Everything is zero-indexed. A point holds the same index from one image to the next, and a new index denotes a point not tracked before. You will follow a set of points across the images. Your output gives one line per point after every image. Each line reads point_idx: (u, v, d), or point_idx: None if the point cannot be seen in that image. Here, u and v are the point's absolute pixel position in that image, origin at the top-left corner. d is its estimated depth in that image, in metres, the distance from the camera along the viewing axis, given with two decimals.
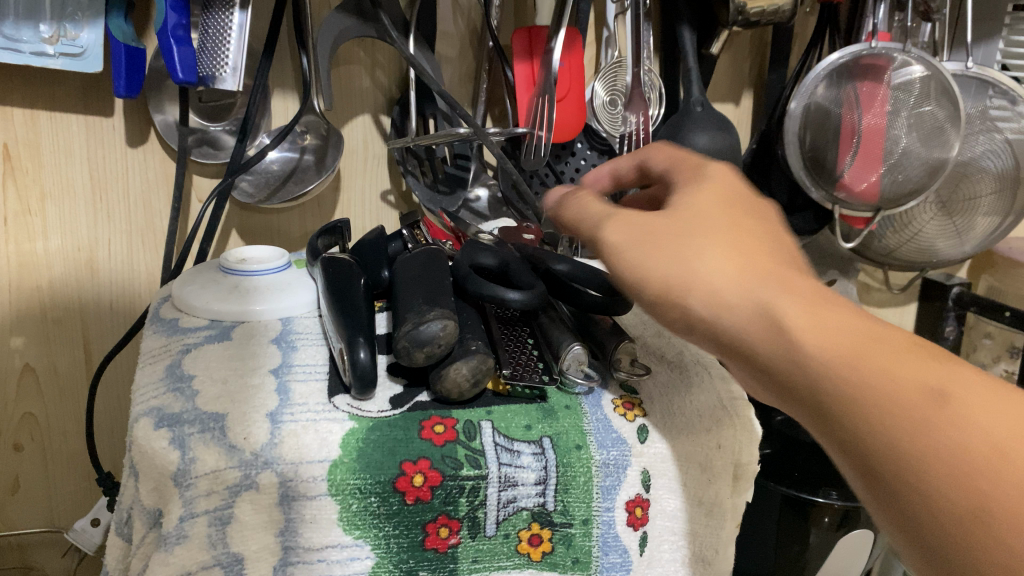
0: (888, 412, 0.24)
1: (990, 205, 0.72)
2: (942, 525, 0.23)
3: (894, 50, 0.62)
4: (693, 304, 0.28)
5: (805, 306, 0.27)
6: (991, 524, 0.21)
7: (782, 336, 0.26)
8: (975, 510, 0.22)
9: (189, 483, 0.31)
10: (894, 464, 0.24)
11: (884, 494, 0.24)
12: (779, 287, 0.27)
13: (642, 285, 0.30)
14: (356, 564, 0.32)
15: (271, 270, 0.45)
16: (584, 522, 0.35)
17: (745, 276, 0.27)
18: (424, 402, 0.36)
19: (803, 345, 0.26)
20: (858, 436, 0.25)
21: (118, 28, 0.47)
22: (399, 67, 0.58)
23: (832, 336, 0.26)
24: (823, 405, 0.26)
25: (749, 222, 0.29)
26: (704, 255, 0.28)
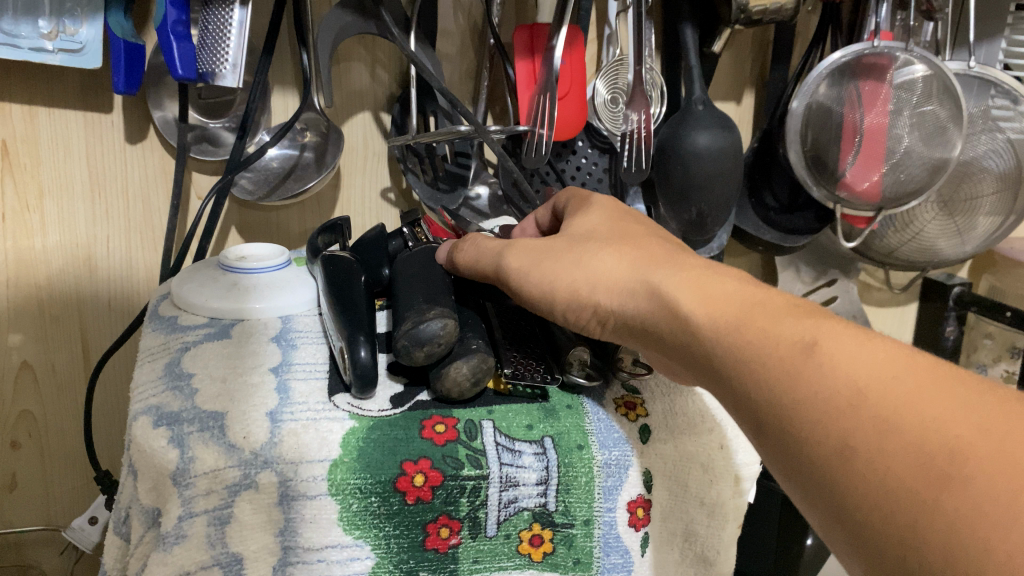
0: (769, 370, 0.27)
1: (991, 205, 0.72)
2: (817, 471, 0.25)
3: (896, 48, 0.62)
4: (603, 298, 0.34)
5: (702, 296, 0.30)
6: (858, 462, 0.23)
7: (684, 324, 0.31)
8: (840, 450, 0.24)
9: (188, 483, 0.30)
10: (780, 417, 0.26)
11: (772, 446, 0.27)
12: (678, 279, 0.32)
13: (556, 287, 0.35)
14: (356, 564, 0.32)
15: (271, 268, 0.45)
16: (586, 523, 0.35)
17: (639, 269, 0.34)
18: (425, 402, 0.35)
19: (703, 329, 0.30)
20: (748, 396, 0.28)
21: (117, 23, 0.47)
22: (400, 64, 0.58)
23: (725, 318, 0.29)
24: (721, 376, 0.29)
25: (624, 227, 0.37)
26: (604, 261, 0.35)
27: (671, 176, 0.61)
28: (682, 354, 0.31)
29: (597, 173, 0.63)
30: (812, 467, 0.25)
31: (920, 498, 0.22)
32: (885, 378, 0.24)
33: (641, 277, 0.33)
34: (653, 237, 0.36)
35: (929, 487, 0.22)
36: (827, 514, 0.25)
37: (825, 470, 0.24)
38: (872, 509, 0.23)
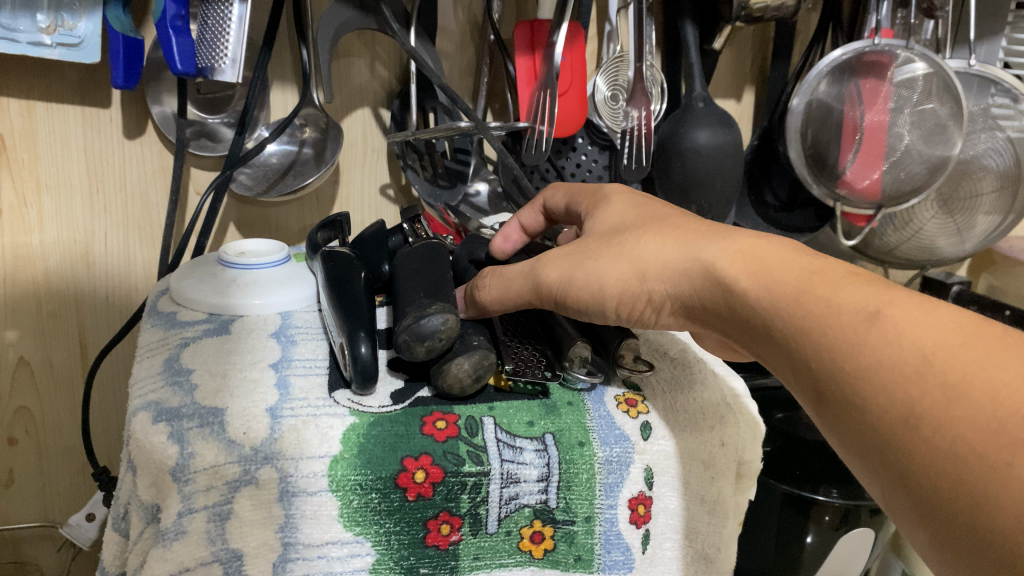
0: (828, 342, 0.27)
1: (991, 203, 0.72)
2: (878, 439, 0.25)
3: (897, 46, 0.61)
4: (650, 279, 0.34)
5: (758, 273, 0.31)
6: (923, 428, 0.24)
7: (743, 302, 0.31)
8: (902, 416, 0.24)
9: (188, 478, 0.30)
10: (843, 384, 0.26)
11: (833, 417, 0.27)
12: (729, 256, 0.32)
13: (596, 276, 0.35)
14: (356, 561, 0.32)
15: (270, 264, 0.45)
16: (587, 520, 0.35)
17: (686, 249, 0.34)
18: (425, 398, 0.35)
19: (764, 306, 0.30)
20: (809, 367, 0.28)
21: (115, 17, 0.46)
22: (399, 59, 0.58)
23: (786, 295, 0.29)
24: (781, 349, 0.29)
25: (651, 215, 0.37)
26: (649, 245, 0.35)
27: (671, 173, 0.61)
28: (742, 330, 0.31)
29: (597, 170, 0.62)
30: (873, 435, 0.25)
31: (994, 465, 0.22)
32: (955, 346, 0.24)
33: (693, 255, 0.33)
34: (694, 221, 0.36)
35: (1002, 452, 0.22)
36: (888, 481, 0.25)
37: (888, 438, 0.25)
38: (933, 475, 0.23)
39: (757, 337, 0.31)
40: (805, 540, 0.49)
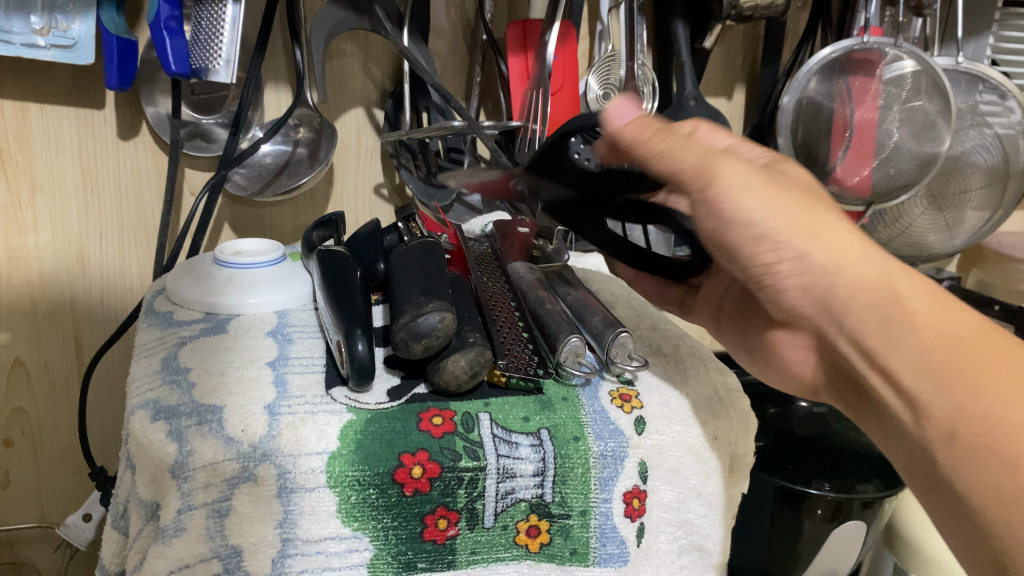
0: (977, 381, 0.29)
1: (979, 199, 0.72)
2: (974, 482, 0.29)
3: (886, 44, 0.62)
4: (810, 255, 0.33)
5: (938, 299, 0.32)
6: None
7: (907, 310, 0.32)
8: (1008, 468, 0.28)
9: (187, 476, 0.31)
10: (994, 434, 0.29)
11: (966, 458, 0.30)
12: (917, 285, 0.32)
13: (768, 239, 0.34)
14: (355, 556, 0.32)
15: (266, 263, 0.45)
16: (582, 514, 0.35)
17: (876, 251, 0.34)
18: (421, 395, 0.36)
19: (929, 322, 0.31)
20: (959, 409, 0.30)
21: (109, 18, 0.47)
22: (392, 59, 0.58)
23: (952, 330, 0.31)
24: (931, 380, 0.31)
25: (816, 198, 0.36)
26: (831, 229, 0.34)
27: None
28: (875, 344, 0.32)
29: None
30: (1003, 484, 0.28)
31: None
32: None
33: (885, 276, 0.33)
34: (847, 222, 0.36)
35: None
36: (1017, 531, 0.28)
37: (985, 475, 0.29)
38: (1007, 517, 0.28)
39: (888, 342, 0.32)
40: (797, 534, 0.50)
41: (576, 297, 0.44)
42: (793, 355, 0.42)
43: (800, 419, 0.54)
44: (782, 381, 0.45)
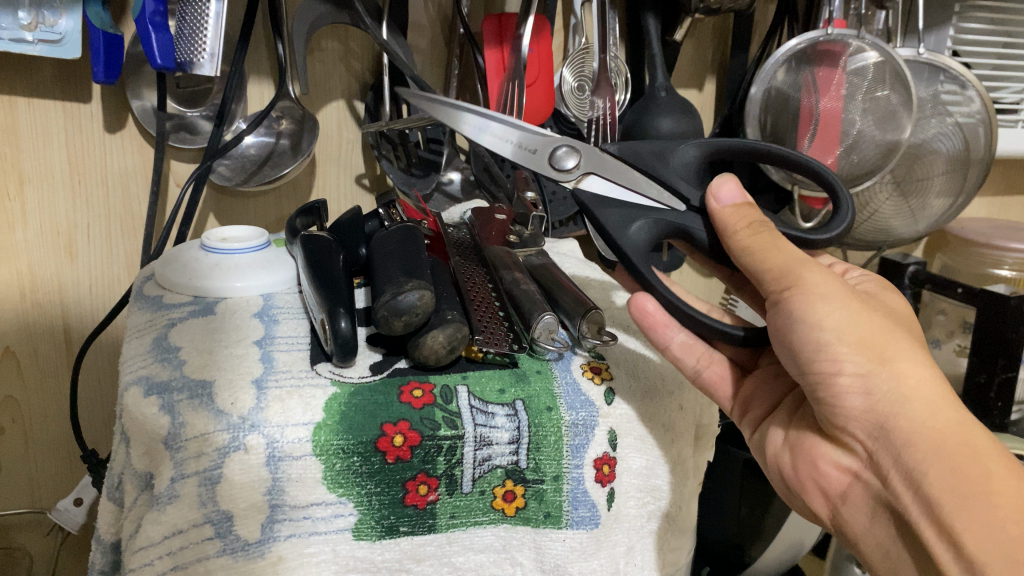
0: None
1: (941, 185, 0.75)
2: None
3: (849, 36, 0.64)
4: (872, 376, 0.33)
5: (1016, 473, 0.31)
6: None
7: (984, 470, 0.30)
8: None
9: (179, 446, 0.32)
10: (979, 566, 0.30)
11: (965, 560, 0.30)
12: (987, 442, 0.32)
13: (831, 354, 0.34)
14: (339, 520, 0.34)
15: (250, 249, 0.47)
16: (555, 479, 0.37)
17: (946, 397, 0.32)
18: (402, 369, 0.38)
19: (1004, 490, 0.30)
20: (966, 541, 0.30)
21: (97, 15, 0.48)
22: (373, 52, 0.60)
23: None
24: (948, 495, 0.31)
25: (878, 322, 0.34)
26: (905, 362, 0.33)
27: None
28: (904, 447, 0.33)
29: None
30: None
31: None
32: None
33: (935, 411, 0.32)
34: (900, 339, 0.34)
35: None
36: None
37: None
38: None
39: (956, 498, 0.31)
40: (765, 507, 0.52)
41: (550, 278, 0.46)
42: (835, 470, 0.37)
43: None
44: (806, 493, 0.39)
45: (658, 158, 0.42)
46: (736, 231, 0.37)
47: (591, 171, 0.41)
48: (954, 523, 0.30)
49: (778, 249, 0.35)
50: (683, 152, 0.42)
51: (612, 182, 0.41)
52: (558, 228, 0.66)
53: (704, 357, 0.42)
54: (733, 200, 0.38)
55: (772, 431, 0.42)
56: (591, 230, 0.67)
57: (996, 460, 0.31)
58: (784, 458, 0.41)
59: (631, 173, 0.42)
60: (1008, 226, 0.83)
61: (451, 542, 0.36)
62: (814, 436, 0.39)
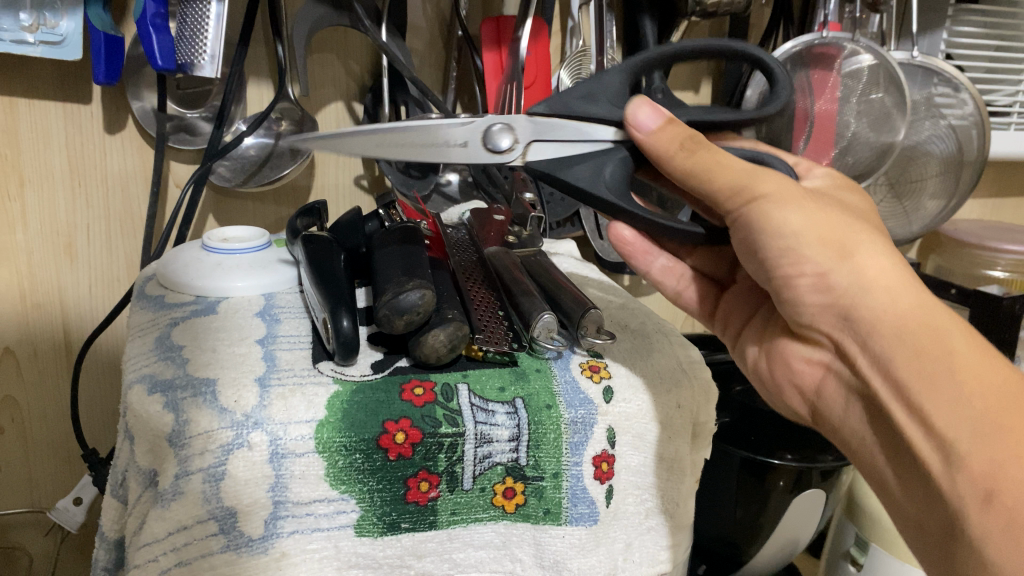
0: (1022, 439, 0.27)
1: (936, 186, 0.76)
2: (1007, 550, 0.26)
3: (844, 39, 0.65)
4: (833, 275, 0.33)
5: (982, 352, 0.29)
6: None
7: (945, 349, 0.29)
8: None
9: (184, 443, 0.32)
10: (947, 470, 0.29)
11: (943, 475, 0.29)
12: (950, 320, 0.30)
13: (797, 256, 0.34)
14: (342, 517, 0.34)
15: (251, 249, 0.47)
16: (555, 476, 0.38)
17: (908, 284, 0.31)
18: (404, 367, 0.38)
19: (968, 368, 0.29)
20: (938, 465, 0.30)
21: (97, 16, 0.49)
22: (371, 54, 0.60)
23: (991, 378, 0.28)
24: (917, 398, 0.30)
25: (836, 225, 0.33)
26: (866, 254, 0.32)
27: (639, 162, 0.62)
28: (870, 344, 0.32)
29: None
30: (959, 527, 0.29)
31: None
32: None
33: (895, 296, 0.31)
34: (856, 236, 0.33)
35: None
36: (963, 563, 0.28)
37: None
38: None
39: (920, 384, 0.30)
40: (762, 505, 0.52)
41: (548, 278, 0.46)
42: (804, 365, 0.39)
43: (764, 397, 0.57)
44: (786, 396, 0.42)
45: (589, 97, 0.40)
46: (673, 156, 0.36)
47: (532, 139, 0.40)
48: (925, 408, 0.29)
49: (725, 167, 0.35)
50: (609, 80, 0.41)
51: (557, 142, 0.40)
52: (555, 229, 0.67)
53: (683, 280, 0.50)
54: (655, 121, 0.37)
55: (747, 343, 0.46)
56: (588, 231, 0.68)
57: (960, 337, 0.30)
58: (760, 363, 0.44)
59: (570, 125, 0.40)
60: (1001, 228, 0.84)
61: (452, 538, 0.37)
62: (784, 338, 0.41)
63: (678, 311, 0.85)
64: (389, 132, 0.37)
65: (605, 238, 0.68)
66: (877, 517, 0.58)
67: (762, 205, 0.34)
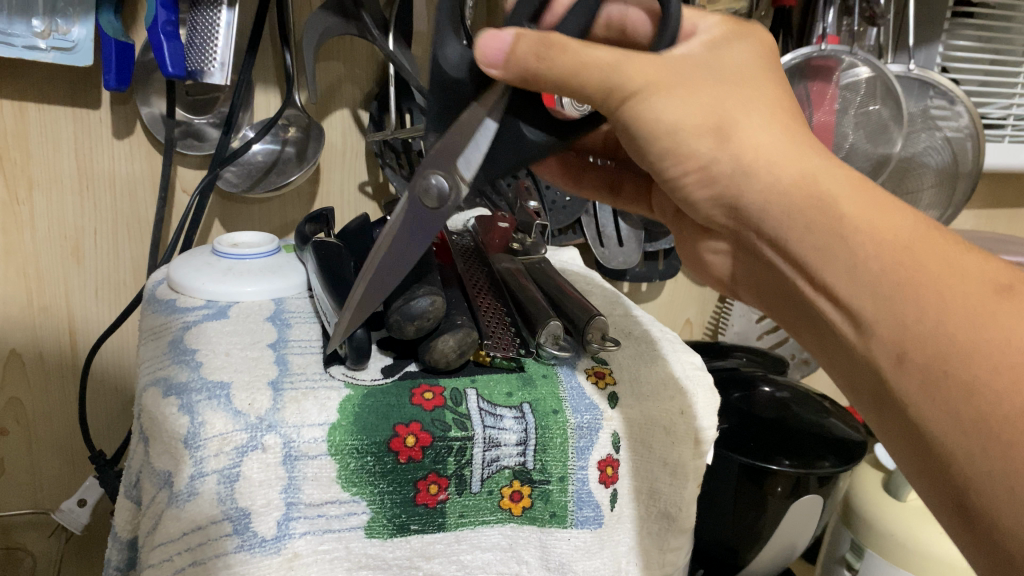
0: (924, 292, 0.25)
1: (930, 198, 0.78)
2: (926, 403, 0.24)
3: (843, 52, 0.66)
4: (716, 164, 0.29)
5: (877, 215, 0.26)
6: (979, 398, 0.23)
7: (838, 218, 0.27)
8: (971, 386, 0.23)
9: (199, 445, 0.32)
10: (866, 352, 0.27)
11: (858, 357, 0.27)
12: (844, 185, 0.27)
13: (683, 154, 0.29)
14: (353, 518, 0.35)
15: (260, 255, 0.48)
16: (561, 479, 0.39)
17: (800, 147, 0.28)
18: (413, 372, 0.39)
19: (861, 230, 0.26)
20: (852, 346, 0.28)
21: (108, 23, 0.50)
22: (376, 62, 0.61)
23: (886, 233, 0.26)
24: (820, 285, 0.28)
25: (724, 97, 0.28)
26: (759, 127, 0.28)
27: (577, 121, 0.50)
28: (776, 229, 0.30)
29: None
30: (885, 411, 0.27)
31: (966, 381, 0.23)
32: (951, 281, 0.24)
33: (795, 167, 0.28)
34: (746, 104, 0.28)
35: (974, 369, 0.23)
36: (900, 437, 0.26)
37: (946, 399, 0.24)
38: (971, 449, 0.23)
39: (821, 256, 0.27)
40: (762, 509, 0.53)
41: (554, 285, 0.47)
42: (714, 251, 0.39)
43: (763, 403, 0.57)
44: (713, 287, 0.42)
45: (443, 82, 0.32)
46: (538, 72, 0.29)
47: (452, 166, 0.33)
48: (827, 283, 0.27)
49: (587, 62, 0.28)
50: (449, 53, 0.32)
51: (468, 151, 0.32)
52: (557, 236, 0.68)
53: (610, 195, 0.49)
54: (505, 45, 0.29)
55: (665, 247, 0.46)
56: (590, 239, 0.69)
57: (849, 204, 0.27)
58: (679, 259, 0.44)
59: (457, 126, 0.32)
60: (998, 239, 0.85)
61: (460, 540, 0.37)
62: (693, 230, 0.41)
63: (678, 318, 0.86)
64: (385, 260, 0.34)
65: (606, 246, 0.69)
66: (872, 524, 0.60)
67: (637, 102, 0.28)
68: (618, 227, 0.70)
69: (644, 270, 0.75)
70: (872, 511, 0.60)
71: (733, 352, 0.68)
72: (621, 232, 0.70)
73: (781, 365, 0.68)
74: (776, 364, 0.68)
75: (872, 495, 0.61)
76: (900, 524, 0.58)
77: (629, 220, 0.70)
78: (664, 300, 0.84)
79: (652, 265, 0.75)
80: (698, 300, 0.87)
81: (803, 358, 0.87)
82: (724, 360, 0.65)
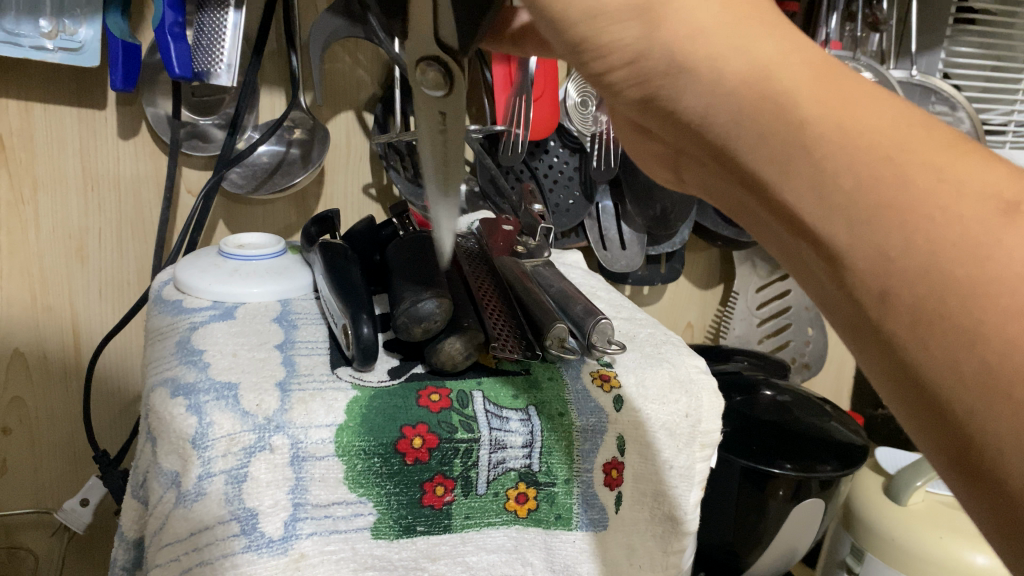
0: (911, 200, 0.19)
1: None
2: (919, 351, 0.19)
3: (844, 58, 0.66)
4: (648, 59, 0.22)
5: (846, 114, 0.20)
6: (983, 344, 0.17)
7: (798, 123, 0.20)
8: (972, 332, 0.18)
9: (207, 445, 0.32)
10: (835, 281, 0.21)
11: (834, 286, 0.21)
12: (804, 69, 0.20)
13: (607, 46, 0.22)
14: (359, 519, 0.35)
15: (266, 256, 0.48)
16: (566, 482, 0.39)
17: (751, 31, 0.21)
18: (419, 374, 0.39)
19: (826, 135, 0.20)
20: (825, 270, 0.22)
21: (115, 24, 0.49)
22: (382, 65, 0.61)
23: (865, 133, 0.19)
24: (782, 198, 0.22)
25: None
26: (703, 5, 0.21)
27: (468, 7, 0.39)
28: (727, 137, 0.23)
29: (567, 172, 0.67)
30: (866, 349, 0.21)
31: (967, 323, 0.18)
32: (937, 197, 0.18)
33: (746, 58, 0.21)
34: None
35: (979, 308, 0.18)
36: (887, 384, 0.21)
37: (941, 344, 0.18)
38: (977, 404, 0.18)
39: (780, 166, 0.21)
40: (764, 513, 0.53)
41: (559, 289, 0.47)
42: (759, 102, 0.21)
43: (765, 407, 0.57)
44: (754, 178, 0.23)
45: None
46: None
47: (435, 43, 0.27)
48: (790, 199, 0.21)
49: None
50: None
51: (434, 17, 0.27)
52: (560, 239, 0.68)
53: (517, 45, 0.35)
54: None
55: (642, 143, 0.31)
56: (593, 242, 0.69)
57: (812, 98, 0.20)
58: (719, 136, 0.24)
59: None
60: None
61: (465, 542, 0.38)
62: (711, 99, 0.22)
63: (679, 322, 0.87)
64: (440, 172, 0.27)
65: (609, 249, 0.70)
66: (873, 528, 0.60)
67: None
68: (621, 231, 0.70)
69: (645, 273, 0.75)
70: (873, 516, 0.60)
71: (735, 356, 0.68)
72: (624, 235, 0.71)
73: (782, 369, 0.69)
74: (777, 368, 0.69)
75: (872, 499, 0.62)
76: (900, 529, 0.58)
77: (632, 224, 0.71)
78: (666, 303, 0.84)
79: (654, 268, 0.75)
80: (699, 304, 0.87)
81: (804, 362, 0.87)
82: (726, 364, 0.66)
